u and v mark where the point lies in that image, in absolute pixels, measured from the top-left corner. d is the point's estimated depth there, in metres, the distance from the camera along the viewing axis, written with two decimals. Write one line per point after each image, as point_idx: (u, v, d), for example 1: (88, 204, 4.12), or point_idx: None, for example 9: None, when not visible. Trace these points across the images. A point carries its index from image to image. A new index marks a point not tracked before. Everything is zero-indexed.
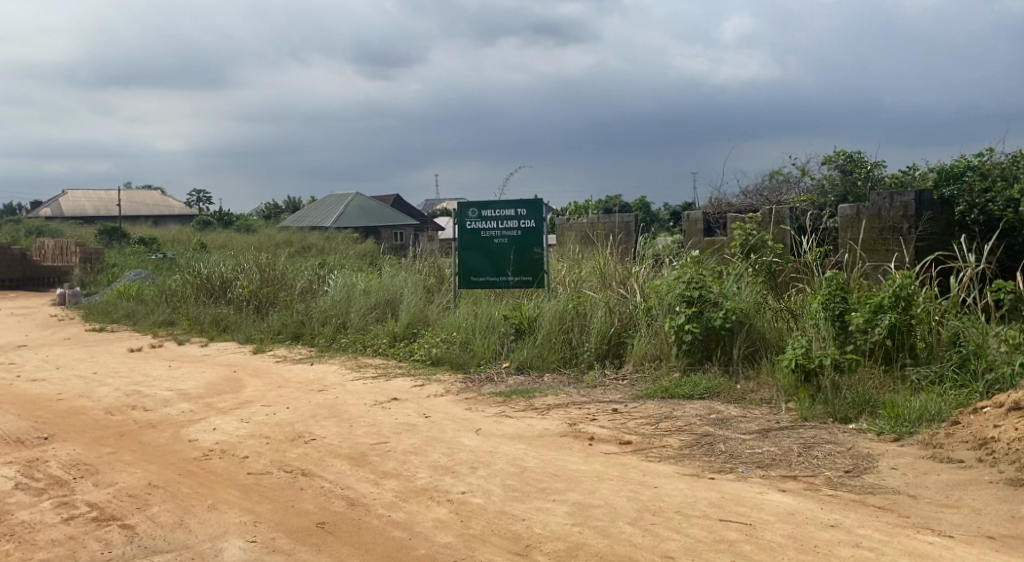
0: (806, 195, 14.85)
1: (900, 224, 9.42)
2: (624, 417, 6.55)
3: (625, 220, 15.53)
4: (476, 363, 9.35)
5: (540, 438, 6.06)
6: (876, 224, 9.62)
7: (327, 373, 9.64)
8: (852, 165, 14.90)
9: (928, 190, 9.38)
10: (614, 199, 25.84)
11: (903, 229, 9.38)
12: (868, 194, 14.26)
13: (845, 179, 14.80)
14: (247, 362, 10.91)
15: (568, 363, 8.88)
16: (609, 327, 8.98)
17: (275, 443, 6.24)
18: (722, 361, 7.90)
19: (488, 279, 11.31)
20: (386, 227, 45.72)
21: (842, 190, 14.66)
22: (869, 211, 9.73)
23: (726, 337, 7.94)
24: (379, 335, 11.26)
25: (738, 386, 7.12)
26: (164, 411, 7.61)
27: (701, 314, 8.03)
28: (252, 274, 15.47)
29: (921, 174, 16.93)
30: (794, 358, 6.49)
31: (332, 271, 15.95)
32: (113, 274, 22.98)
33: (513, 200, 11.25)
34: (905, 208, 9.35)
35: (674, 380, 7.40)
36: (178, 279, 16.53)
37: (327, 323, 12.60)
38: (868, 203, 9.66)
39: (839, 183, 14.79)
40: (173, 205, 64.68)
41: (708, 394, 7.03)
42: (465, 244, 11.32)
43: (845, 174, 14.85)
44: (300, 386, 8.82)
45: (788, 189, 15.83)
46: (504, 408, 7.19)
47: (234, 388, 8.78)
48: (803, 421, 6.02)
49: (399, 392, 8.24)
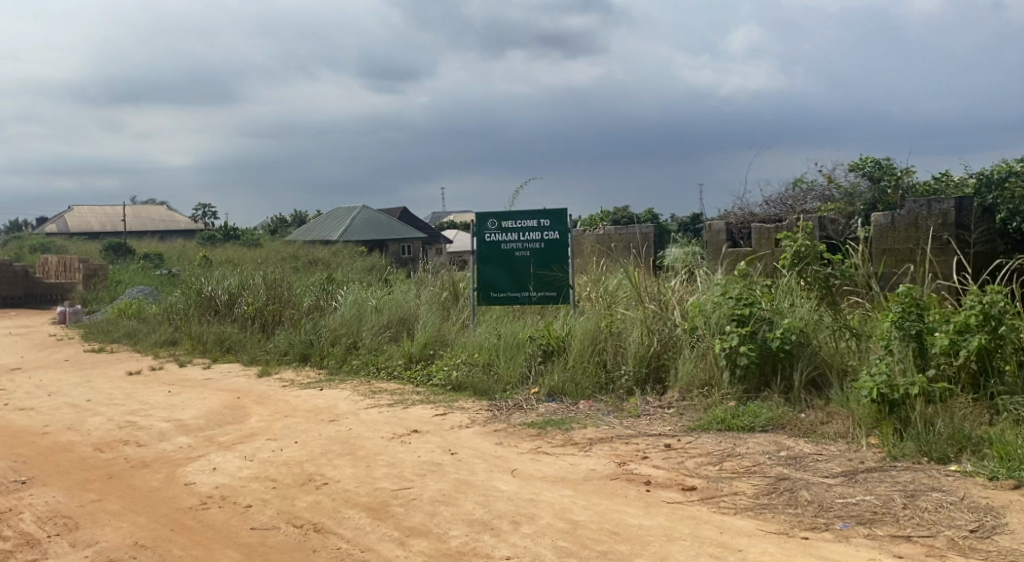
0: (833, 204, 14.07)
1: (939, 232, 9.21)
2: (680, 455, 5.76)
3: (644, 231, 14.60)
4: (502, 388, 8.55)
5: (588, 481, 5.26)
6: (914, 233, 9.45)
7: (339, 400, 8.83)
8: (881, 172, 14.05)
9: (967, 198, 9.20)
10: (622, 209, 24.91)
11: (941, 238, 9.19)
12: (899, 202, 13.44)
13: (874, 187, 14.00)
14: (253, 387, 10.14)
15: (605, 388, 8.07)
16: (647, 348, 8.14)
17: (283, 488, 5.44)
18: (782, 388, 7.10)
19: (507, 294, 10.51)
20: (394, 240, 44.89)
21: (871, 199, 13.86)
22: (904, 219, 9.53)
23: (785, 361, 7.15)
24: (393, 357, 10.44)
25: (805, 416, 6.35)
26: (159, 446, 6.81)
27: (754, 334, 7.27)
28: (258, 291, 14.74)
29: (953, 180, 16.06)
30: (876, 386, 5.75)
31: (341, 287, 15.21)
32: (116, 292, 22.27)
33: (535, 210, 10.44)
34: (944, 216, 9.14)
35: (730, 409, 6.63)
36: (181, 296, 15.80)
37: (337, 342, 11.81)
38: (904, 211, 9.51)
39: (867, 191, 14.01)
40: (179, 220, 64.25)
41: (772, 428, 6.25)
42: (484, 258, 10.55)
43: (872, 182, 14.06)
44: (310, 415, 8.03)
45: (813, 197, 15.07)
46: (539, 442, 6.39)
47: (239, 418, 7.98)
48: (893, 461, 5.25)
49: (418, 423, 7.44)
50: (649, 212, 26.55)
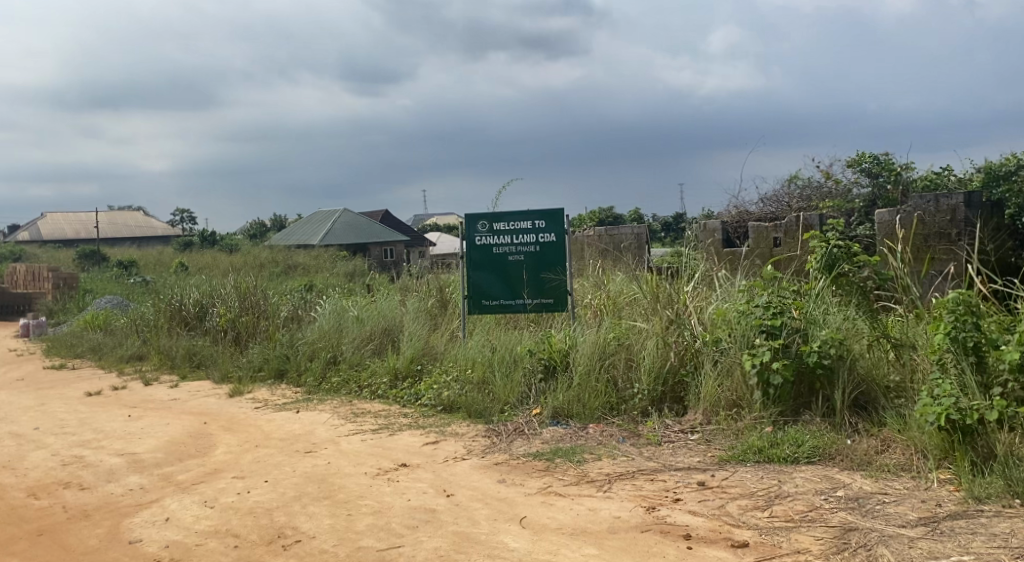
0: (832, 202, 13.21)
1: (946, 228, 9.65)
2: (718, 495, 4.93)
3: (636, 230, 13.81)
4: (500, 409, 7.66)
5: (614, 536, 4.40)
6: (919, 231, 9.81)
7: (317, 425, 7.89)
8: (880, 168, 13.24)
9: (976, 193, 9.54)
10: (604, 210, 24.02)
11: (950, 233, 9.65)
12: (901, 198, 12.64)
13: (873, 184, 13.24)
14: (222, 409, 9.17)
15: (617, 410, 7.20)
16: (663, 363, 7.26)
17: (246, 549, 4.52)
18: (823, 410, 6.28)
19: (502, 301, 9.55)
20: (377, 244, 43.85)
21: (871, 196, 13.06)
22: (910, 214, 9.86)
23: (824, 378, 6.34)
24: (377, 373, 9.49)
25: (856, 445, 5.54)
26: (105, 489, 5.85)
27: (787, 349, 6.44)
28: (231, 301, 13.73)
29: (957, 175, 15.25)
30: (946, 411, 4.85)
31: (321, 297, 14.24)
32: (85, 302, 21.19)
33: (529, 211, 9.49)
34: (953, 212, 9.60)
35: (767, 436, 5.82)
36: (149, 307, 14.77)
37: (316, 357, 10.85)
38: (910, 207, 9.84)
39: (865, 189, 13.24)
40: (156, 227, 62.92)
41: (818, 459, 5.48)
42: (476, 263, 9.61)
43: (871, 179, 13.27)
44: (284, 446, 7.09)
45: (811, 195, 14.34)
46: (549, 479, 5.52)
47: (202, 450, 7.01)
48: (978, 505, 4.49)
49: (406, 454, 6.51)
50: (634, 211, 25.76)
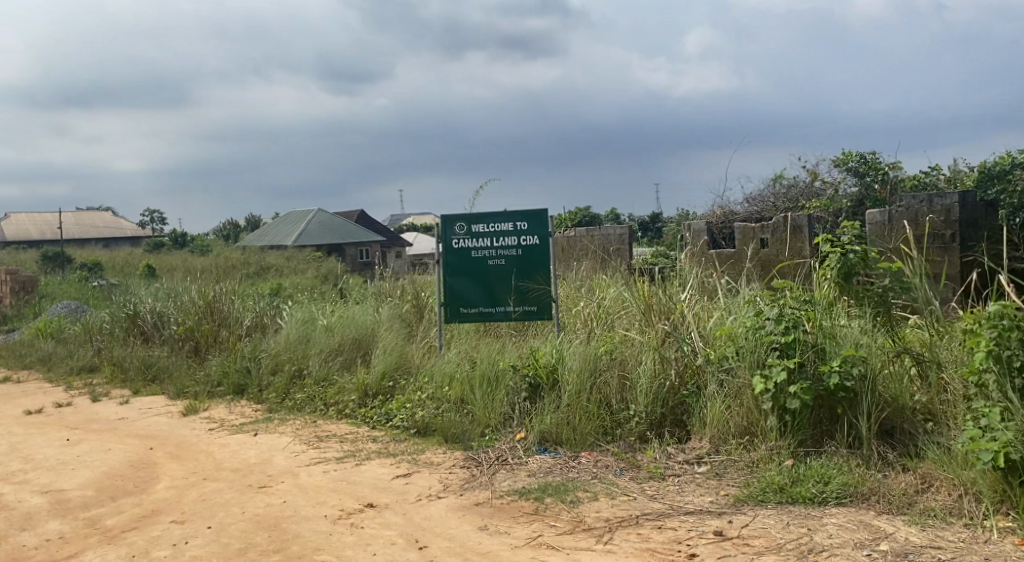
0: (818, 202, 12.55)
1: (940, 230, 9.01)
2: (741, 550, 4.19)
3: (617, 232, 13.07)
4: (480, 433, 6.89)
5: None
6: (911, 233, 9.16)
7: (275, 452, 7.05)
8: (867, 167, 12.66)
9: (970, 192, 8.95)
10: (582, 209, 23.25)
11: (944, 235, 8.99)
12: (890, 198, 12.02)
13: (861, 183, 12.57)
14: (173, 431, 8.29)
15: (611, 435, 6.44)
16: (661, 383, 6.50)
17: None
18: (848, 441, 5.55)
19: (481, 310, 8.74)
20: (352, 244, 42.88)
21: (859, 196, 12.41)
22: (902, 215, 9.25)
23: (846, 402, 5.61)
24: (345, 390, 8.65)
25: (889, 481, 4.82)
26: (17, 541, 4.99)
27: (805, 369, 5.68)
28: (190, 308, 12.80)
29: (946, 175, 14.67)
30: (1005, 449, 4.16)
31: (289, 304, 13.33)
32: (40, 308, 20.13)
33: (510, 211, 8.70)
34: (947, 213, 8.96)
35: (789, 470, 5.07)
36: (103, 315, 13.79)
37: (279, 371, 9.98)
38: (901, 208, 9.24)
39: (853, 189, 12.53)
40: (125, 228, 61.49)
41: (850, 499, 4.72)
42: (452, 268, 8.79)
43: (858, 178, 12.66)
44: (236, 479, 6.25)
45: (795, 195, 13.68)
46: (540, 527, 4.74)
47: (140, 486, 6.15)
48: None
49: (374, 490, 5.70)
50: (612, 211, 25.05)
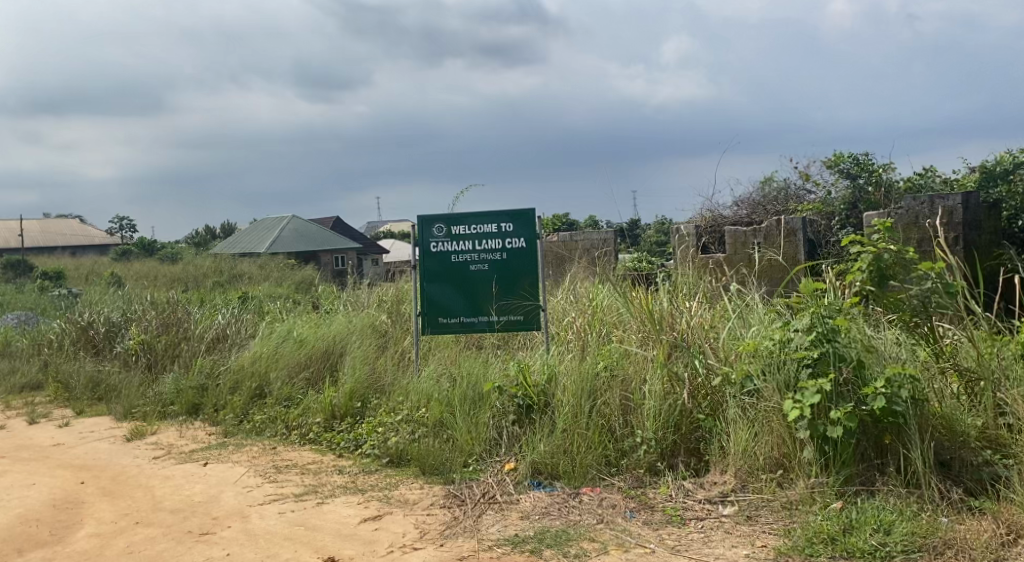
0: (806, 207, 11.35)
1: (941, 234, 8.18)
2: None
3: (602, 236, 12.22)
4: (463, 464, 5.96)
5: None
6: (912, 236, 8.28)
7: (225, 487, 6.08)
8: (859, 168, 11.48)
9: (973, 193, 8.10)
10: (561, 217, 22.46)
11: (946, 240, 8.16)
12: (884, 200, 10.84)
13: (852, 185, 11.32)
14: (112, 461, 7.27)
15: (616, 467, 5.54)
16: (672, 406, 5.59)
17: None
18: (900, 477, 4.70)
19: (463, 320, 7.80)
20: (325, 252, 41.73)
21: (850, 199, 11.15)
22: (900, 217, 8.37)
23: (895, 430, 4.76)
24: (310, 412, 7.68)
25: (963, 530, 4.02)
26: None
27: (845, 389, 4.84)
28: (145, 319, 11.74)
29: (941, 178, 13.85)
30: None
31: (252, 315, 12.29)
32: None
33: (494, 211, 7.79)
34: (949, 215, 8.10)
35: (840, 514, 4.22)
36: (52, 326, 12.69)
37: (237, 389, 8.98)
38: (900, 210, 8.32)
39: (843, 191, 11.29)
40: (93, 236, 59.97)
41: (919, 552, 3.89)
42: (430, 274, 7.85)
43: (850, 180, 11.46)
44: (176, 523, 5.28)
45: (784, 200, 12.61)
46: None
47: (59, 534, 5.16)
48: None
49: (337, 539, 4.77)
50: (590, 217, 23.96)
